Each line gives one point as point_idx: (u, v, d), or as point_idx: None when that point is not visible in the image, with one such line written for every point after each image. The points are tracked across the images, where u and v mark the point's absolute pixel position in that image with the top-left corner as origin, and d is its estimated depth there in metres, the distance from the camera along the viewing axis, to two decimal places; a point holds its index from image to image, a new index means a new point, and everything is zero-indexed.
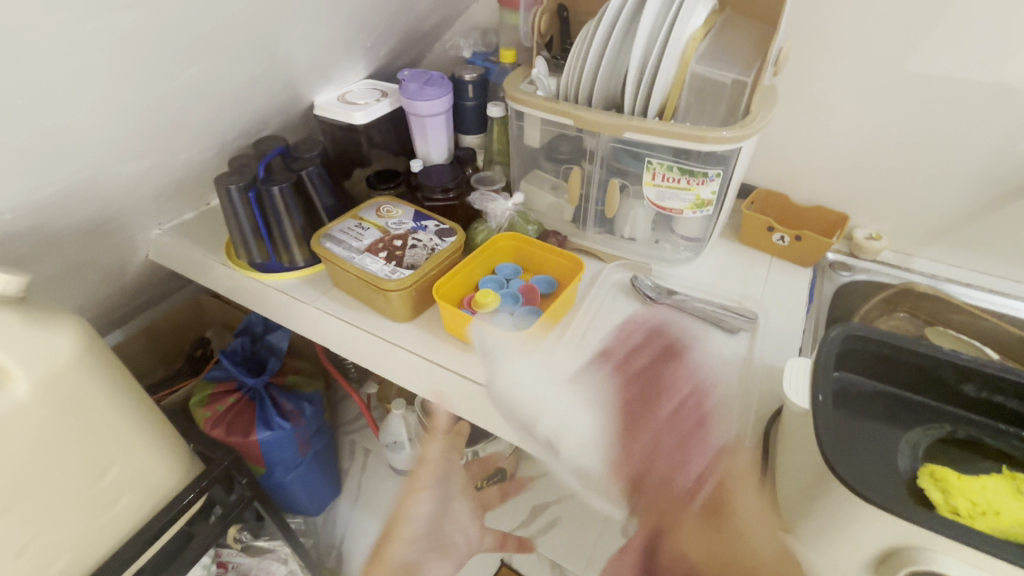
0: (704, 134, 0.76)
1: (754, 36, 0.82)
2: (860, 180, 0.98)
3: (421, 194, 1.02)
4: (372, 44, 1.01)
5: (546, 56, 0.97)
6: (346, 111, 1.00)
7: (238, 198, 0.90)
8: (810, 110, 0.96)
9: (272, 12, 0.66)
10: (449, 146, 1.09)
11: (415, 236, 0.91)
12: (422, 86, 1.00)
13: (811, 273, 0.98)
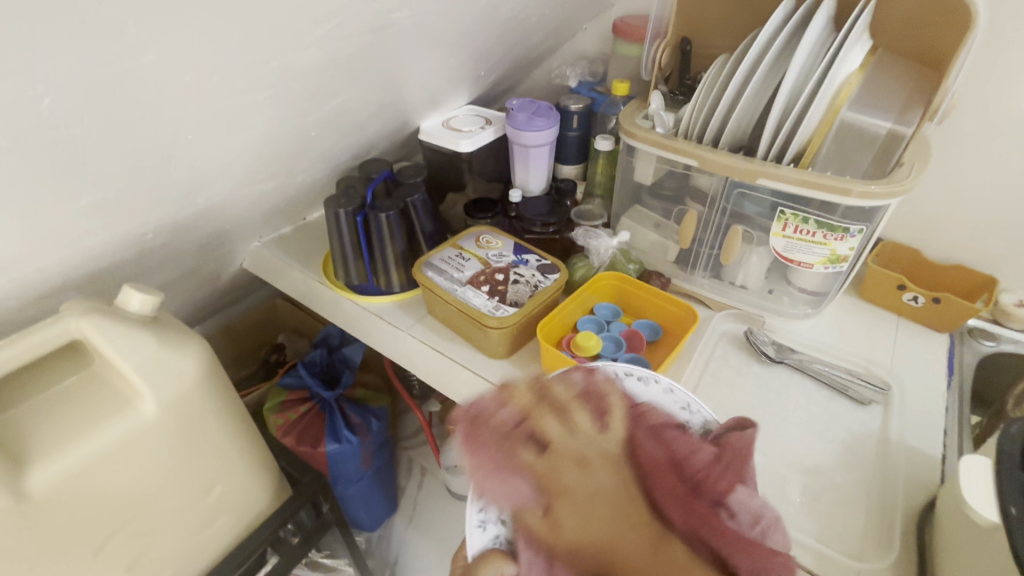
0: (851, 187, 0.69)
1: (913, 77, 0.73)
2: (1012, 240, 0.88)
3: (519, 225, 0.99)
4: (483, 72, 1.00)
5: (664, 90, 0.92)
6: (452, 138, 0.99)
7: (346, 221, 0.90)
8: (959, 160, 0.87)
9: (416, 47, 0.65)
10: (548, 176, 1.06)
11: (517, 271, 0.88)
12: (531, 116, 0.98)
13: (947, 339, 0.88)
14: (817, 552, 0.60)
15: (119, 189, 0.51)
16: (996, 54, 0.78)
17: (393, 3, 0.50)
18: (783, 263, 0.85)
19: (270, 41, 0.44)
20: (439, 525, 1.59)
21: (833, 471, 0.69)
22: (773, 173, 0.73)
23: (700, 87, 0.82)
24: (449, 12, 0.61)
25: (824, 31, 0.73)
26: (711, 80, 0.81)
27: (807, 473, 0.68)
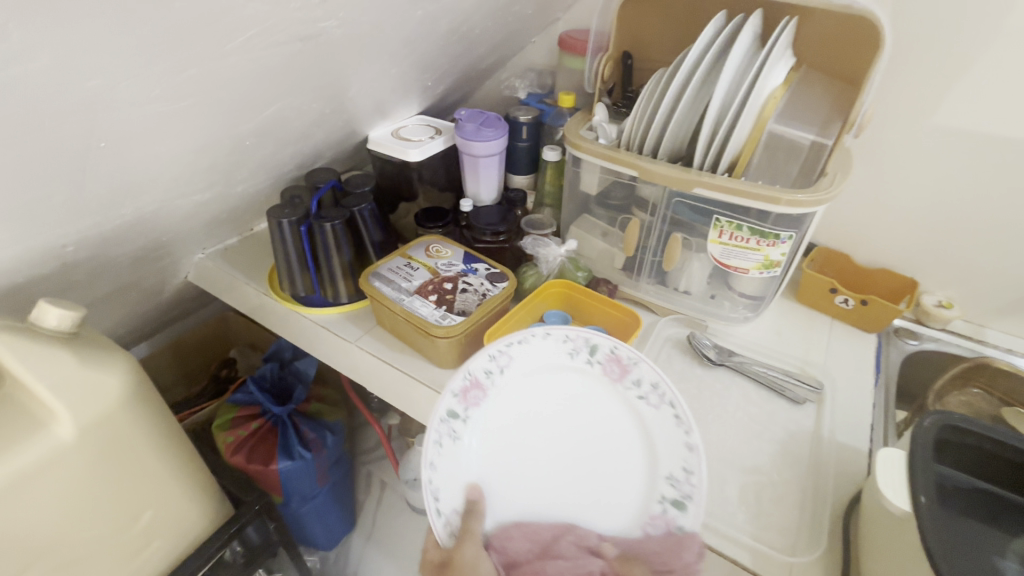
0: (780, 195, 0.73)
1: (832, 95, 0.78)
2: (928, 244, 0.95)
3: (470, 234, 0.99)
4: (431, 82, 1.01)
5: (607, 103, 0.95)
6: (400, 148, 0.99)
7: (289, 232, 0.87)
8: (881, 170, 0.92)
9: (353, 58, 0.65)
10: (499, 186, 1.07)
11: (466, 280, 0.88)
12: (479, 127, 0.99)
13: (875, 340, 0.94)
14: (753, 549, 0.62)
15: (28, 200, 0.49)
16: (910, 72, 0.84)
17: (320, 13, 0.50)
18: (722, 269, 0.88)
19: (186, 48, 0.44)
20: (400, 539, 1.56)
21: (770, 468, 0.71)
22: (708, 183, 0.76)
23: (639, 99, 0.85)
24: (383, 22, 0.61)
25: (751, 48, 0.77)
26: (649, 93, 0.84)
27: (744, 472, 0.71)
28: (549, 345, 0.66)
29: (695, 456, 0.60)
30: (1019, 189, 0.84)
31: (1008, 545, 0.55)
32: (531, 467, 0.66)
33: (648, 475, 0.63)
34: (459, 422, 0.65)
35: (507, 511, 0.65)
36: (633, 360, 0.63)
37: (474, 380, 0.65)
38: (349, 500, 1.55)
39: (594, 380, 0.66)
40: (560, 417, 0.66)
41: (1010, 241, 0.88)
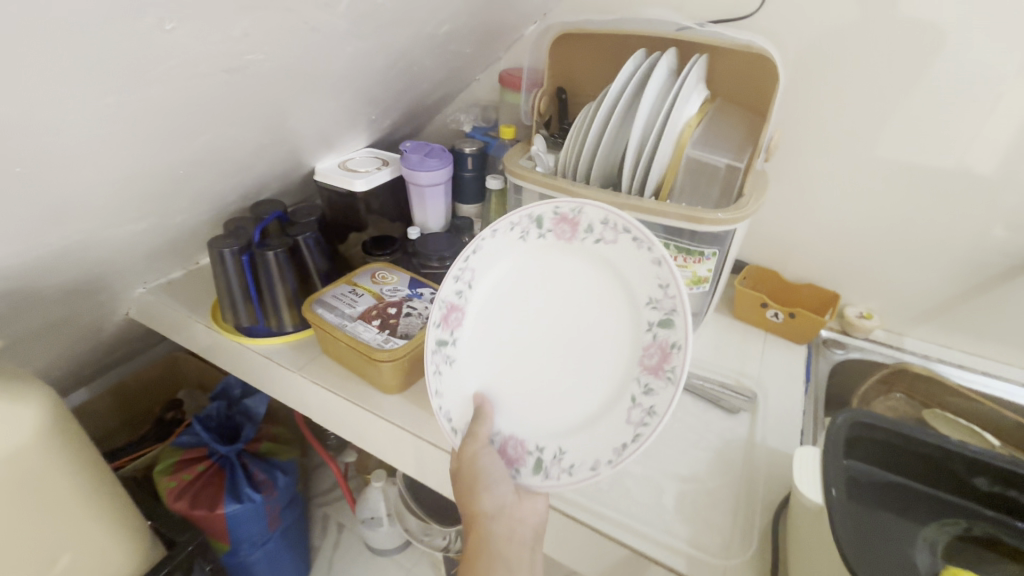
0: (701, 214, 0.77)
1: (744, 123, 0.86)
2: (846, 259, 1.02)
3: (417, 261, 1.01)
4: (376, 116, 1.04)
5: (544, 134, 0.99)
6: (346, 179, 1.01)
7: (231, 260, 0.88)
8: (798, 190, 1.01)
9: (290, 89, 0.68)
10: (447, 214, 1.10)
11: (410, 304, 0.89)
12: (424, 157, 1.02)
13: (805, 351, 0.99)
14: (688, 555, 0.63)
15: None
16: (813, 102, 0.92)
17: (247, 45, 0.53)
18: None
19: (106, 73, 0.45)
20: None
21: (707, 477, 0.73)
22: (636, 205, 0.80)
23: (571, 131, 0.90)
24: (317, 53, 0.65)
25: (667, 82, 0.84)
26: (580, 123, 0.89)
27: (682, 481, 0.72)
28: (501, 239, 0.74)
29: (664, 268, 0.63)
30: (916, 205, 0.92)
31: (918, 533, 0.59)
32: (525, 347, 0.74)
33: (632, 311, 0.67)
34: (450, 347, 0.76)
35: (515, 400, 0.73)
36: (577, 212, 0.69)
37: (449, 305, 0.76)
38: (303, 544, 1.48)
39: (553, 248, 0.73)
40: (543, 298, 0.73)
41: (915, 253, 0.96)
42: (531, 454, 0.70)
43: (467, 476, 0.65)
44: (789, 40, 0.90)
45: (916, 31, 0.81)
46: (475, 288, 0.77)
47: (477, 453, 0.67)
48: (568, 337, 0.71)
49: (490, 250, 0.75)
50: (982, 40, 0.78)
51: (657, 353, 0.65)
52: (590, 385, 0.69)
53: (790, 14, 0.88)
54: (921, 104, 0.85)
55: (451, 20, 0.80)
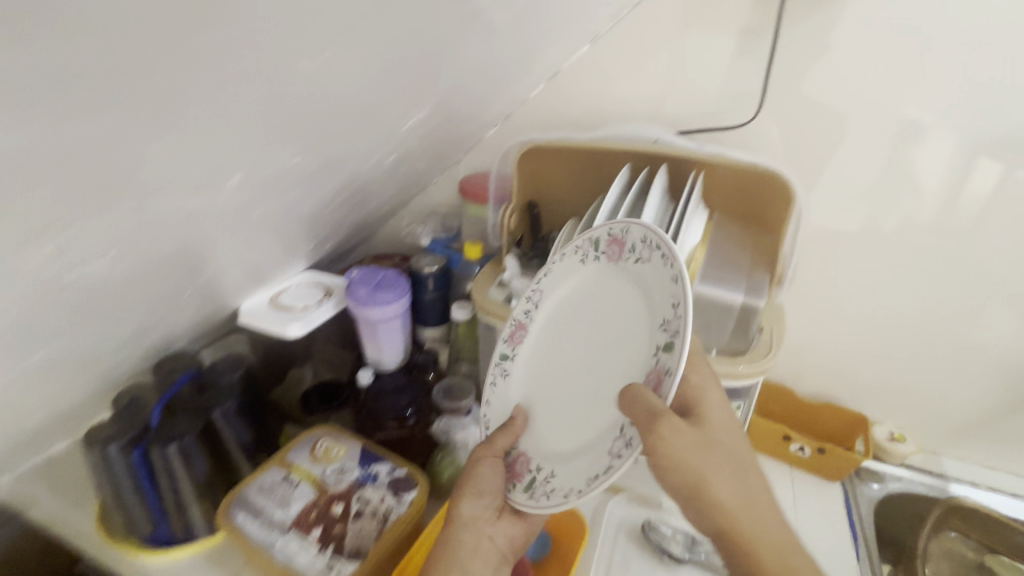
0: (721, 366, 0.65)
1: (751, 242, 0.73)
2: (867, 373, 0.90)
3: (370, 419, 0.82)
4: (317, 241, 0.87)
5: (516, 253, 0.85)
6: (279, 322, 0.82)
7: (118, 461, 0.66)
8: (808, 300, 0.89)
9: (185, 259, 0.50)
10: (406, 347, 0.91)
11: (361, 495, 0.69)
12: (374, 290, 0.85)
13: (840, 488, 0.85)
14: None
15: None
16: (819, 208, 0.82)
17: (93, 241, 0.36)
18: None
19: None
20: None
21: None
22: None
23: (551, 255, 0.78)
24: (225, 220, 0.48)
25: (662, 203, 0.72)
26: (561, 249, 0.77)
27: None
28: (565, 262, 0.68)
29: (680, 286, 0.52)
30: (942, 316, 0.82)
31: None
32: (569, 372, 0.63)
33: (646, 328, 0.56)
34: (510, 361, 0.70)
35: (539, 427, 0.63)
36: (625, 230, 0.61)
37: (518, 322, 0.70)
38: None
39: (605, 272, 0.64)
40: (595, 325, 0.63)
41: (945, 367, 0.85)
42: (529, 472, 0.61)
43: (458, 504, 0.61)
44: (786, 145, 0.80)
45: (926, 137, 0.73)
46: (545, 308, 0.69)
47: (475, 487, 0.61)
48: (604, 366, 0.59)
49: (554, 272, 0.68)
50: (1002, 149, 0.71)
51: (654, 379, 0.52)
52: (603, 412, 0.57)
53: (786, 119, 0.78)
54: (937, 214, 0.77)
55: (405, 149, 0.65)
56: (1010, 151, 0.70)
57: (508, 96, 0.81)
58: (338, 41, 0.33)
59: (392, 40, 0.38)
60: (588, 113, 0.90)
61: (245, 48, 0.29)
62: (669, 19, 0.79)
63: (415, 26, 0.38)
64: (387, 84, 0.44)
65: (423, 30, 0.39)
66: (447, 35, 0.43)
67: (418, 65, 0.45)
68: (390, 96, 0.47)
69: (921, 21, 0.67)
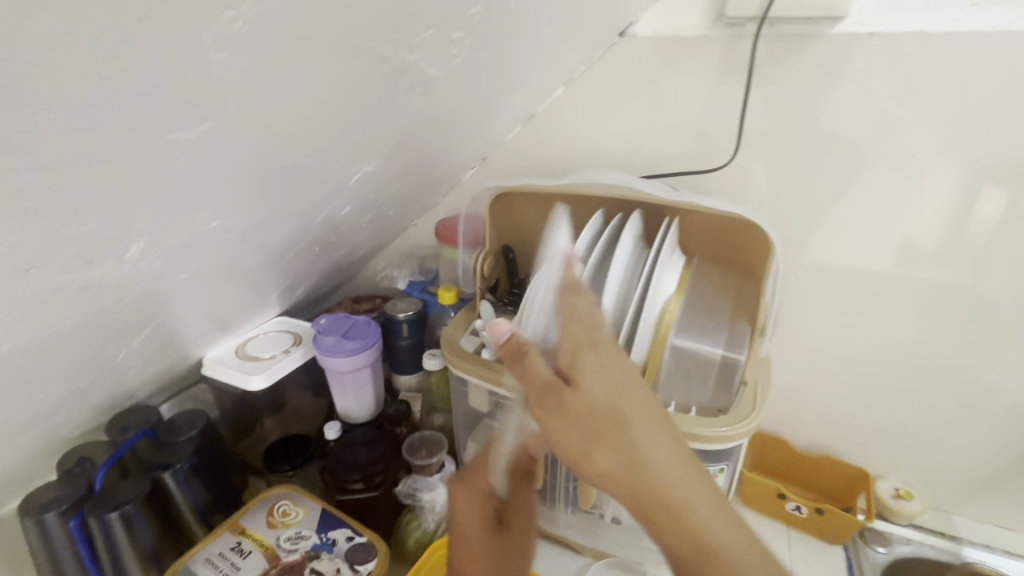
0: (702, 430, 0.59)
1: (731, 290, 0.71)
2: (867, 425, 0.85)
3: (333, 479, 0.77)
4: (286, 288, 0.85)
5: (490, 299, 0.82)
6: (240, 373, 0.79)
7: (56, 531, 0.62)
8: (800, 346, 0.85)
9: (115, 322, 0.47)
10: (376, 400, 0.89)
11: (315, 568, 0.64)
12: (341, 338, 0.82)
13: (843, 554, 0.78)
14: None
15: None
16: (807, 250, 0.79)
17: None
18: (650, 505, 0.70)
19: None
20: None
21: None
22: None
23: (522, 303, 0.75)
24: (155, 282, 0.46)
25: (635, 250, 0.69)
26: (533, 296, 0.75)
27: None
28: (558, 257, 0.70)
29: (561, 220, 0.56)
30: (945, 362, 0.77)
31: None
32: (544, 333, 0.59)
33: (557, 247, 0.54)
34: None
35: None
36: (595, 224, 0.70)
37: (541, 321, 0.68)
38: None
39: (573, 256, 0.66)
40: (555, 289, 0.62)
41: (954, 416, 0.80)
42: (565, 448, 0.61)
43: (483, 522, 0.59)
44: (768, 187, 0.77)
45: (914, 178, 0.70)
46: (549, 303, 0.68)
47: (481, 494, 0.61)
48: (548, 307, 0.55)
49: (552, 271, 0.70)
50: (1003, 188, 0.67)
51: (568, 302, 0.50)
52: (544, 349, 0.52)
53: (768, 160, 0.76)
54: (937, 254, 0.73)
55: (362, 199, 0.64)
56: (1008, 192, 0.67)
57: (480, 139, 0.79)
58: (227, 107, 0.31)
59: (299, 103, 0.36)
60: (565, 154, 0.88)
61: (108, 126, 0.27)
62: (641, 61, 0.77)
63: (325, 88, 0.36)
64: (312, 143, 0.42)
65: (338, 90, 0.38)
66: (374, 92, 0.41)
67: (346, 123, 0.43)
68: (322, 153, 0.45)
69: (899, 62, 0.65)
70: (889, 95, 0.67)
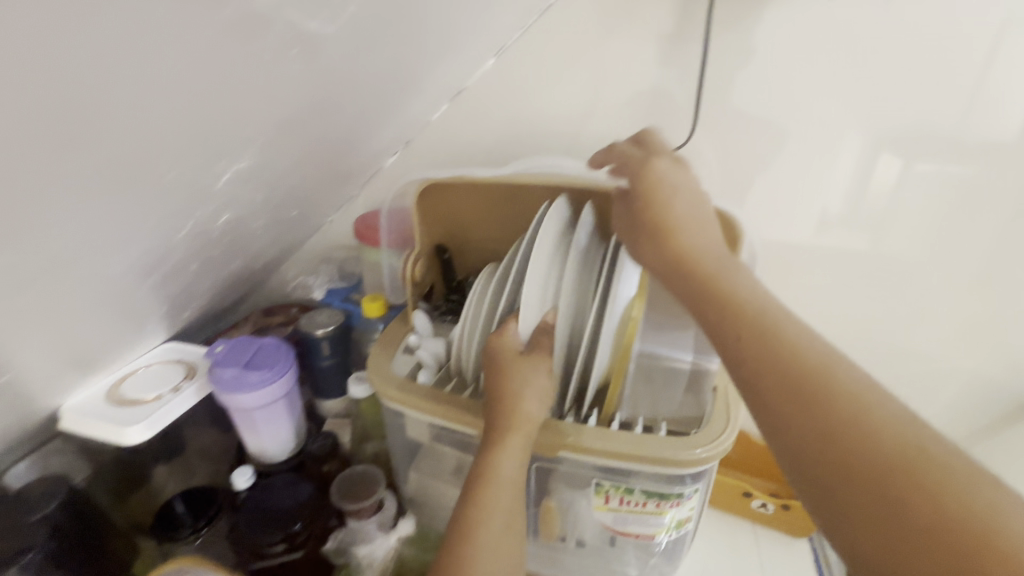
0: (675, 453, 0.51)
1: None
2: None
3: (246, 543, 0.63)
4: (169, 313, 0.69)
5: (424, 307, 0.71)
6: (113, 422, 0.63)
7: None
8: None
9: None
10: (298, 433, 0.75)
11: None
12: (244, 369, 0.67)
13: (808, 546, 0.75)
14: None
15: None
16: (767, 231, 0.74)
17: None
18: (619, 537, 0.62)
19: None
20: None
21: None
22: (577, 445, 0.53)
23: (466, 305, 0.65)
24: None
25: (590, 247, 0.64)
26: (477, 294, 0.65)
27: None
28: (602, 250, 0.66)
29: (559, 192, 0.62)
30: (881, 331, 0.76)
31: None
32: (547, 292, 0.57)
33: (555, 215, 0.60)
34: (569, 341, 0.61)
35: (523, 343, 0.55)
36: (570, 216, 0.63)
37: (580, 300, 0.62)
38: None
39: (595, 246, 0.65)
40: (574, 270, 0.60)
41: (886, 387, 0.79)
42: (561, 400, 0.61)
43: (515, 364, 0.53)
44: (723, 169, 0.71)
45: (868, 153, 0.66)
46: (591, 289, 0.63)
47: (513, 338, 0.55)
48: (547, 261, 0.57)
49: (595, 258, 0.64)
50: (895, 153, 0.65)
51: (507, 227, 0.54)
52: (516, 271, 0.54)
53: (722, 138, 0.69)
54: (838, 223, 0.71)
55: (246, 198, 0.50)
56: (901, 155, 0.65)
57: (399, 121, 0.67)
58: None
59: (69, 50, 0.23)
60: (501, 136, 0.77)
61: None
62: (580, 26, 0.67)
63: (118, 34, 0.24)
64: (130, 124, 0.29)
65: (148, 40, 0.25)
66: (216, 53, 0.29)
67: (181, 94, 0.30)
68: (152, 140, 0.32)
69: (856, 26, 0.60)
70: (847, 63, 0.62)
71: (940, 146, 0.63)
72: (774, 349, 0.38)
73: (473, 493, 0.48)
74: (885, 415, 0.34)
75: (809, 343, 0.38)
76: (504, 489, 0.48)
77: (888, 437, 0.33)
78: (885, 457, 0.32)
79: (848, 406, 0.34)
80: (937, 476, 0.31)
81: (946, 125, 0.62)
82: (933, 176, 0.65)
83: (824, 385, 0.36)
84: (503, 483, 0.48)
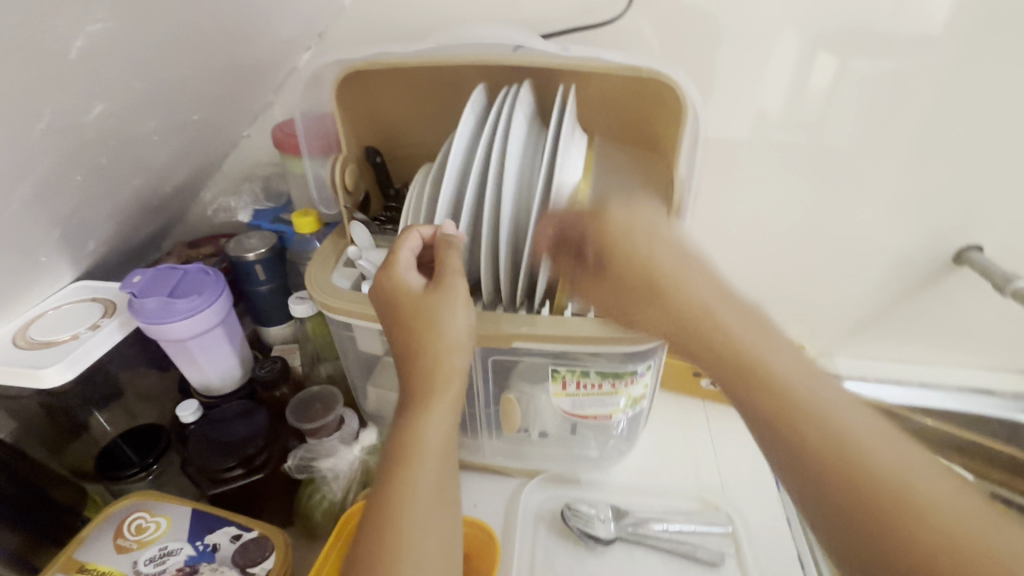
0: (625, 332, 0.52)
1: (638, 166, 0.62)
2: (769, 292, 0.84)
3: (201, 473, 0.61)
4: (70, 245, 0.62)
5: (362, 217, 0.66)
6: (26, 366, 0.57)
7: None
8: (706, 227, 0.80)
9: None
10: (243, 363, 0.71)
11: None
12: (168, 298, 0.62)
13: None
14: None
15: None
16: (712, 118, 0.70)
17: None
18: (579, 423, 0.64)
19: None
20: None
21: None
22: (530, 334, 0.53)
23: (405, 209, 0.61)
24: None
25: (530, 135, 0.60)
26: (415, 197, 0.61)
27: None
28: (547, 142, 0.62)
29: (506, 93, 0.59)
30: (821, 223, 0.76)
31: None
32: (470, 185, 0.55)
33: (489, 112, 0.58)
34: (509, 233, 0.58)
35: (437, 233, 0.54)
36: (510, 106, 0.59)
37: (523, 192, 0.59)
38: None
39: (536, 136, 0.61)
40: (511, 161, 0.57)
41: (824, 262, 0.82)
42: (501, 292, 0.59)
43: (416, 295, 0.48)
44: (665, 46, 0.66)
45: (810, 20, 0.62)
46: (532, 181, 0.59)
47: (404, 254, 0.50)
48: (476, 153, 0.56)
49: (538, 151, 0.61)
50: (833, 53, 0.64)
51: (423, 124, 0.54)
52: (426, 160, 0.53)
53: (663, 9, 0.64)
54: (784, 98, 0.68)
55: (113, 79, 0.42)
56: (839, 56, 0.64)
57: None
58: None
59: None
60: (424, 19, 0.68)
61: None
62: None
63: None
64: None
65: None
66: None
67: None
68: None
69: None
70: None
71: (875, 43, 0.63)
72: (754, 380, 0.39)
73: (393, 467, 0.43)
74: (870, 445, 0.34)
75: (794, 372, 0.38)
76: (427, 458, 0.43)
77: (878, 473, 0.33)
78: (884, 496, 0.32)
79: (845, 442, 0.34)
80: (922, 511, 0.31)
81: (880, 18, 0.61)
82: (867, 73, 0.65)
83: (807, 415, 0.36)
84: (426, 451, 0.43)
